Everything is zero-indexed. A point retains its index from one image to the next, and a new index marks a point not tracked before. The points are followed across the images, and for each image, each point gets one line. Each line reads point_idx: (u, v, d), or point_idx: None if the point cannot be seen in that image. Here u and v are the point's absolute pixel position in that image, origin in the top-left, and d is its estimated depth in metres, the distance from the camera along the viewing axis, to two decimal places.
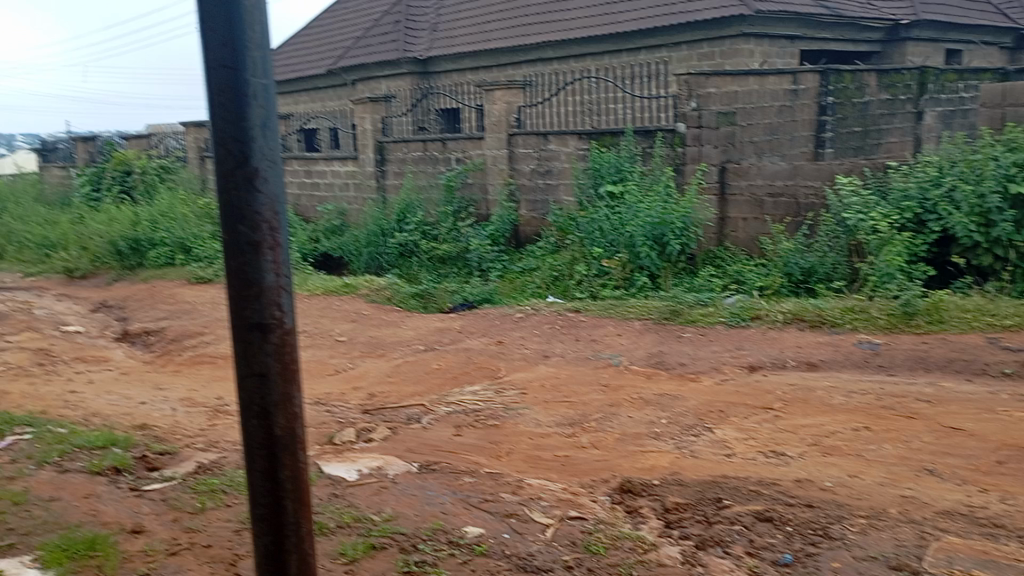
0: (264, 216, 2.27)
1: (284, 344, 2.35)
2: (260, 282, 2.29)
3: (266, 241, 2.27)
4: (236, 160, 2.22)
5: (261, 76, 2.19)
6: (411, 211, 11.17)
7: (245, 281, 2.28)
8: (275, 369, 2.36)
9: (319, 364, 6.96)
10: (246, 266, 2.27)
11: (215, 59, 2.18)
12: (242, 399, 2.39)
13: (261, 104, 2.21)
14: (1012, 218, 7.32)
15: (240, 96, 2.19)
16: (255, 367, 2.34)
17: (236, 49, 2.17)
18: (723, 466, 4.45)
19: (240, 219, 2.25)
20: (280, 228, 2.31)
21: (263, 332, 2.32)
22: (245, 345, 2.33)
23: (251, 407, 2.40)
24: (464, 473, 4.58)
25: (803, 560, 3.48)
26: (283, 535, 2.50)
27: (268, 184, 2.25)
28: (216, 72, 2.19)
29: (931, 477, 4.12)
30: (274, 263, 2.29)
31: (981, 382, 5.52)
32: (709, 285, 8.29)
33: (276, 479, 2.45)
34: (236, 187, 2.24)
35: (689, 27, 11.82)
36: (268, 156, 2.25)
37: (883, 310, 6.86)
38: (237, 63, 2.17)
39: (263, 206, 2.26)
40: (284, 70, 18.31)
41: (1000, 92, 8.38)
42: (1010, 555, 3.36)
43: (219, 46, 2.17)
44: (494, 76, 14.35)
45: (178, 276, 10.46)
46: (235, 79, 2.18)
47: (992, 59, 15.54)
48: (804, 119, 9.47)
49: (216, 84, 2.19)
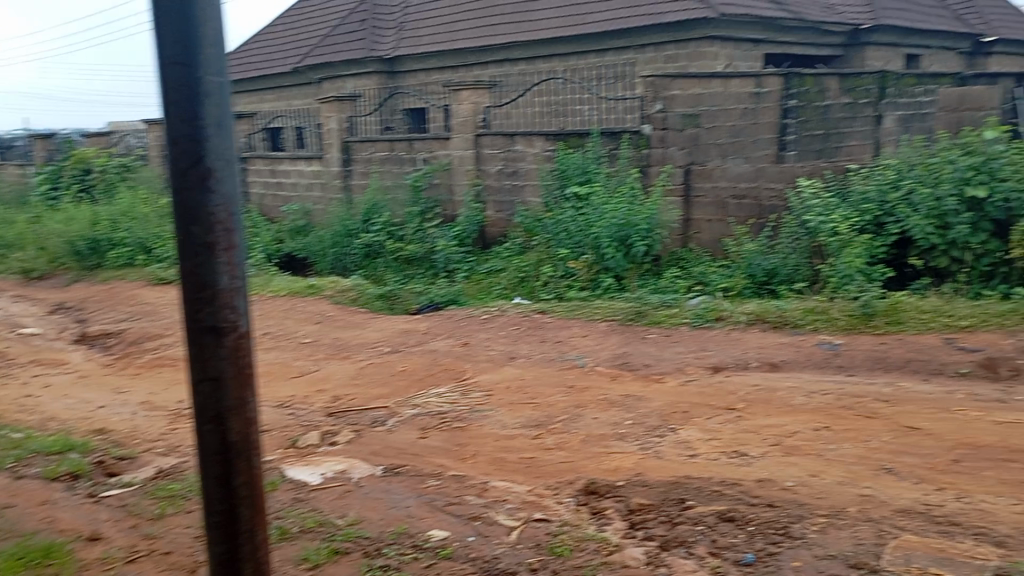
0: (218, 216, 2.57)
1: (238, 347, 2.67)
2: (216, 283, 2.61)
3: (220, 240, 2.58)
4: (192, 163, 2.52)
5: (215, 77, 2.47)
6: (377, 212, 11.11)
7: (202, 283, 2.59)
8: (229, 373, 2.67)
9: (283, 366, 6.90)
10: (202, 265, 2.58)
11: (173, 73, 2.47)
12: (198, 403, 2.70)
13: (216, 106, 2.49)
14: (968, 221, 7.44)
15: (195, 105, 2.48)
16: (210, 371, 2.66)
17: (192, 63, 2.47)
18: (687, 466, 4.49)
19: (195, 219, 2.56)
20: (233, 229, 2.61)
21: (217, 336, 2.63)
22: (200, 349, 2.64)
23: (206, 413, 2.72)
24: (428, 476, 4.57)
25: (764, 560, 3.52)
26: (239, 518, 2.82)
27: (221, 184, 2.55)
28: (173, 84, 2.48)
29: (889, 476, 4.19)
30: (228, 264, 2.60)
31: (938, 382, 5.63)
32: (673, 286, 8.36)
33: (232, 470, 2.77)
34: (192, 187, 2.54)
35: (655, 29, 11.90)
36: (222, 157, 2.54)
37: (843, 310, 6.97)
38: (192, 75, 2.47)
39: (218, 205, 2.56)
40: (248, 68, 18.12)
41: (958, 96, 8.57)
42: (965, 552, 3.41)
43: (176, 60, 2.47)
44: (461, 76, 14.33)
45: (139, 277, 10.30)
46: (189, 89, 2.47)
47: (950, 64, 15.85)
48: (766, 122, 9.27)
49: (174, 95, 2.48)
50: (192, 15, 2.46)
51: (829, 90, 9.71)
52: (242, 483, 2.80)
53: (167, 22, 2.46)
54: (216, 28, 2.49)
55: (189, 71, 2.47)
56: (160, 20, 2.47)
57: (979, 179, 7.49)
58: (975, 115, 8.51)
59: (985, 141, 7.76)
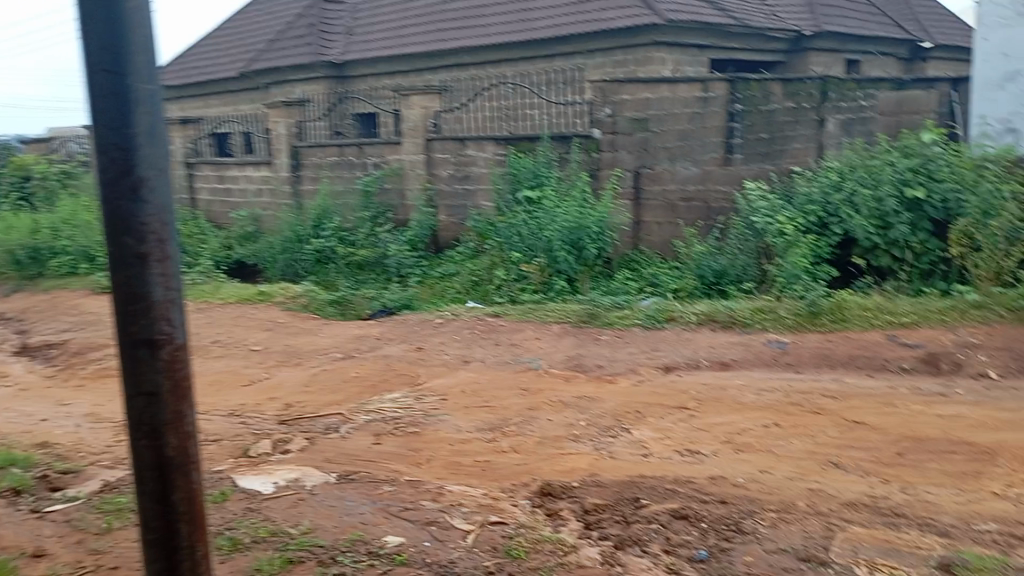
0: (151, 226, 2.53)
1: (174, 359, 2.62)
2: (150, 296, 2.57)
3: (153, 252, 2.54)
4: (123, 173, 2.48)
5: (145, 87, 2.44)
6: (328, 217, 11.01)
7: (135, 295, 2.55)
8: (165, 387, 2.63)
9: (233, 375, 6.79)
10: (134, 277, 2.54)
11: (103, 80, 2.43)
12: (133, 418, 2.65)
13: (146, 116, 2.47)
14: (908, 220, 7.73)
15: (126, 113, 2.45)
16: (145, 386, 2.61)
17: (122, 70, 2.43)
18: (640, 465, 4.53)
19: (127, 231, 2.52)
20: (167, 239, 2.58)
21: (152, 348, 2.58)
22: (135, 362, 2.59)
23: (141, 428, 2.67)
24: (383, 482, 4.54)
25: (718, 556, 3.57)
26: (176, 538, 2.77)
27: (154, 194, 2.51)
28: (104, 92, 2.44)
29: (836, 470, 4.29)
30: (162, 276, 2.57)
31: (882, 377, 5.78)
32: (625, 288, 8.45)
33: (169, 490, 2.72)
34: (124, 198, 2.50)
35: (604, 35, 12.01)
36: (154, 167, 2.51)
37: (790, 309, 7.10)
38: (122, 84, 2.43)
39: (151, 214, 2.52)
40: (193, 73, 17.81)
41: (897, 101, 8.84)
42: (910, 542, 3.50)
43: (106, 70, 2.43)
44: (411, 81, 14.29)
45: (82, 286, 10.05)
46: (120, 98, 2.44)
47: (889, 69, 16.30)
48: (714, 125, 9.13)
49: (104, 102, 2.45)
50: (122, 23, 2.42)
51: (773, 93, 9.20)
52: (181, 500, 2.75)
53: (96, 29, 2.42)
54: (146, 37, 2.46)
55: (119, 80, 2.43)
56: (87, 27, 2.43)
57: (917, 181, 7.78)
58: (912, 118, 8.83)
59: (923, 143, 8.03)
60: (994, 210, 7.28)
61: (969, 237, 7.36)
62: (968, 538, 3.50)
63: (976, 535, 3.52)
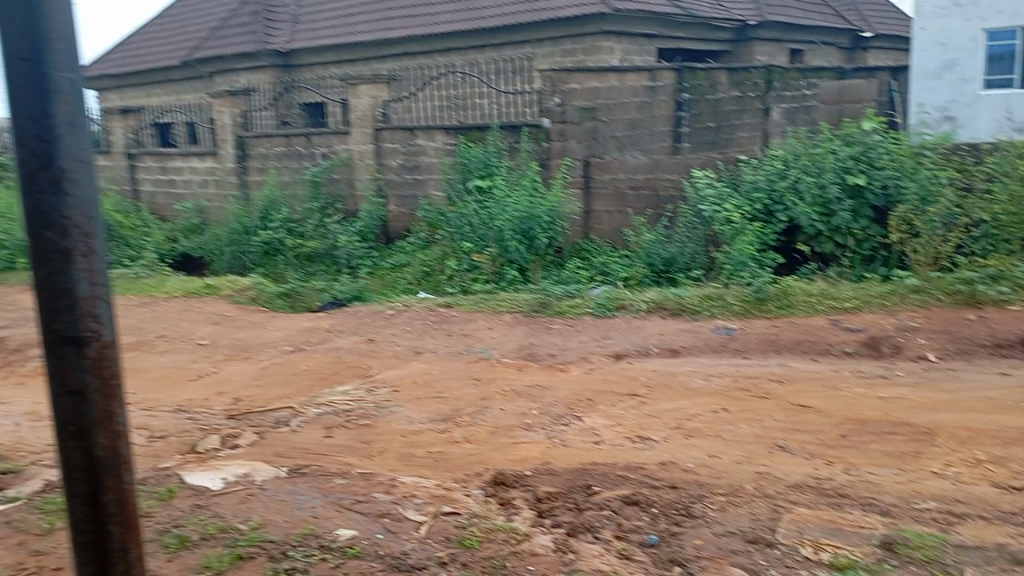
0: (74, 220, 2.47)
1: (102, 357, 2.56)
2: (74, 292, 2.50)
3: (77, 247, 2.48)
4: (42, 165, 2.41)
5: (65, 74, 2.37)
6: (276, 209, 10.79)
7: (59, 291, 2.49)
8: (93, 386, 2.56)
9: (180, 369, 6.66)
10: (57, 273, 2.48)
11: (21, 68, 2.36)
12: (60, 419, 2.58)
13: (67, 104, 2.39)
14: (850, 208, 7.89)
15: (45, 102, 2.37)
16: (72, 385, 2.54)
17: (40, 57, 2.35)
18: (592, 453, 4.57)
19: (48, 225, 2.45)
20: (92, 233, 2.51)
21: (78, 346, 2.52)
22: (60, 361, 2.52)
23: (68, 429, 2.60)
24: (334, 475, 4.50)
25: (668, 540, 3.62)
26: (109, 539, 2.71)
27: (75, 186, 2.45)
28: (21, 80, 2.36)
29: (782, 453, 4.38)
30: (87, 271, 2.50)
31: (827, 362, 5.91)
32: (576, 277, 8.47)
33: (98, 489, 2.65)
34: (45, 190, 2.43)
35: (552, 23, 12.00)
36: (76, 158, 2.44)
37: (737, 296, 7.22)
38: (40, 73, 2.35)
39: (73, 208, 2.46)
40: (134, 61, 17.35)
41: (838, 90, 9.01)
42: (854, 522, 3.59)
43: (24, 57, 2.35)
44: (359, 70, 14.13)
45: (20, 281, 9.75)
46: (39, 87, 2.36)
47: (831, 59, 16.60)
48: (661, 116, 9.44)
49: (22, 92, 2.37)
50: (39, 9, 2.34)
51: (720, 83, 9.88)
52: (112, 501, 2.69)
53: (14, 12, 2.35)
54: (66, 24, 2.39)
55: (37, 69, 2.36)
56: (5, 14, 2.36)
57: (858, 169, 7.92)
58: (854, 106, 8.99)
59: (864, 132, 8.20)
60: (931, 197, 7.60)
61: (909, 223, 7.57)
62: (909, 516, 3.60)
63: (916, 513, 3.62)
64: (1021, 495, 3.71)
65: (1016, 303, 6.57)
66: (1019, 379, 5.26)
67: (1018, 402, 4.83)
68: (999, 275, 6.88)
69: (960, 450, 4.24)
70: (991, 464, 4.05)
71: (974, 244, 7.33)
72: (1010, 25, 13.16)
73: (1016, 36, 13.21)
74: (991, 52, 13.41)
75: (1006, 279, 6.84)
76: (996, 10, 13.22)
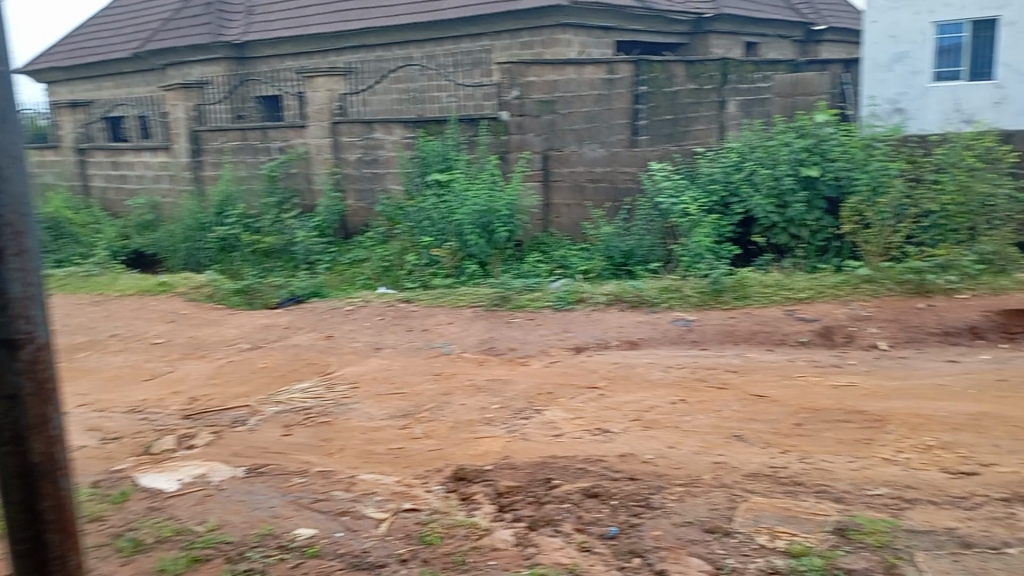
0: (7, 216, 2.49)
1: (36, 361, 2.59)
2: (7, 292, 2.53)
3: (10, 244, 2.50)
4: None
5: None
6: (231, 203, 10.66)
7: None
8: (27, 390, 2.59)
9: (134, 369, 6.54)
10: None
11: None
12: None
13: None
14: (804, 199, 8.00)
15: None
16: (6, 390, 2.57)
17: None
18: (552, 446, 4.59)
19: None
20: (26, 230, 2.54)
21: (12, 349, 2.55)
22: None
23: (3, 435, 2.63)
24: (293, 474, 4.46)
25: (627, 532, 3.65)
26: (46, 547, 2.72)
27: (8, 181, 2.49)
28: None
29: (738, 443, 4.44)
30: (19, 270, 2.53)
31: (782, 351, 6.00)
32: (536, 270, 8.49)
33: (33, 497, 2.68)
34: None
35: (510, 16, 11.98)
36: (8, 155, 2.49)
37: (695, 288, 7.30)
38: None
39: (6, 204, 2.49)
40: (83, 53, 16.94)
41: (791, 82, 9.09)
42: (808, 509, 3.65)
43: None
44: (315, 63, 13.97)
45: None
46: None
47: (785, 52, 16.82)
48: (619, 107, 9.66)
49: None
50: None
51: (676, 76, 10.34)
52: (48, 508, 2.71)
53: None
54: None
55: None
56: None
57: (812, 161, 8.02)
58: (806, 99, 9.11)
59: (816, 124, 8.31)
60: (882, 187, 7.72)
61: (860, 214, 7.67)
62: (862, 502, 3.67)
63: (869, 499, 3.69)
64: (969, 479, 3.79)
65: (964, 292, 6.74)
66: (967, 366, 5.39)
67: (966, 387, 4.95)
68: (947, 265, 7.05)
69: (911, 436, 4.33)
70: (941, 449, 4.14)
71: (924, 234, 7.47)
72: (957, 18, 13.42)
73: (963, 29, 13.47)
74: (939, 45, 13.64)
75: (954, 268, 7.02)
76: (944, 3, 13.48)
